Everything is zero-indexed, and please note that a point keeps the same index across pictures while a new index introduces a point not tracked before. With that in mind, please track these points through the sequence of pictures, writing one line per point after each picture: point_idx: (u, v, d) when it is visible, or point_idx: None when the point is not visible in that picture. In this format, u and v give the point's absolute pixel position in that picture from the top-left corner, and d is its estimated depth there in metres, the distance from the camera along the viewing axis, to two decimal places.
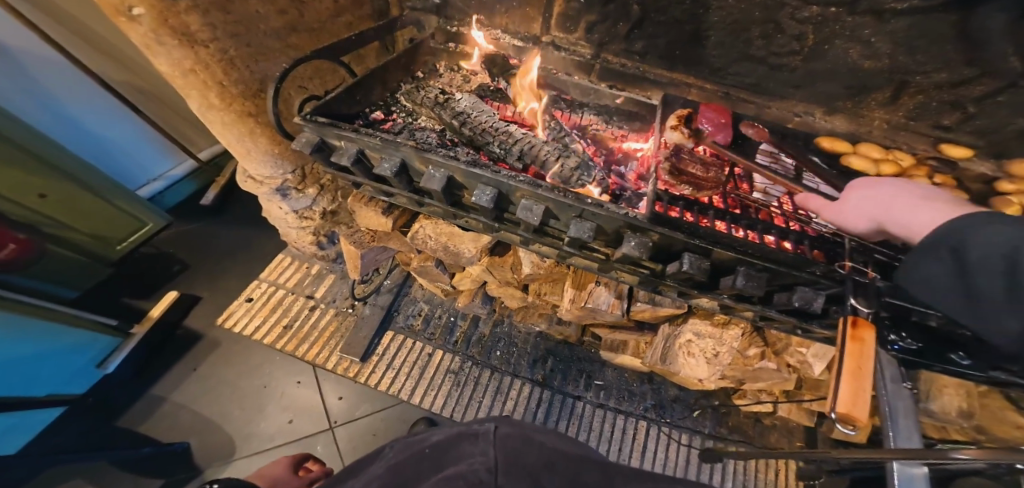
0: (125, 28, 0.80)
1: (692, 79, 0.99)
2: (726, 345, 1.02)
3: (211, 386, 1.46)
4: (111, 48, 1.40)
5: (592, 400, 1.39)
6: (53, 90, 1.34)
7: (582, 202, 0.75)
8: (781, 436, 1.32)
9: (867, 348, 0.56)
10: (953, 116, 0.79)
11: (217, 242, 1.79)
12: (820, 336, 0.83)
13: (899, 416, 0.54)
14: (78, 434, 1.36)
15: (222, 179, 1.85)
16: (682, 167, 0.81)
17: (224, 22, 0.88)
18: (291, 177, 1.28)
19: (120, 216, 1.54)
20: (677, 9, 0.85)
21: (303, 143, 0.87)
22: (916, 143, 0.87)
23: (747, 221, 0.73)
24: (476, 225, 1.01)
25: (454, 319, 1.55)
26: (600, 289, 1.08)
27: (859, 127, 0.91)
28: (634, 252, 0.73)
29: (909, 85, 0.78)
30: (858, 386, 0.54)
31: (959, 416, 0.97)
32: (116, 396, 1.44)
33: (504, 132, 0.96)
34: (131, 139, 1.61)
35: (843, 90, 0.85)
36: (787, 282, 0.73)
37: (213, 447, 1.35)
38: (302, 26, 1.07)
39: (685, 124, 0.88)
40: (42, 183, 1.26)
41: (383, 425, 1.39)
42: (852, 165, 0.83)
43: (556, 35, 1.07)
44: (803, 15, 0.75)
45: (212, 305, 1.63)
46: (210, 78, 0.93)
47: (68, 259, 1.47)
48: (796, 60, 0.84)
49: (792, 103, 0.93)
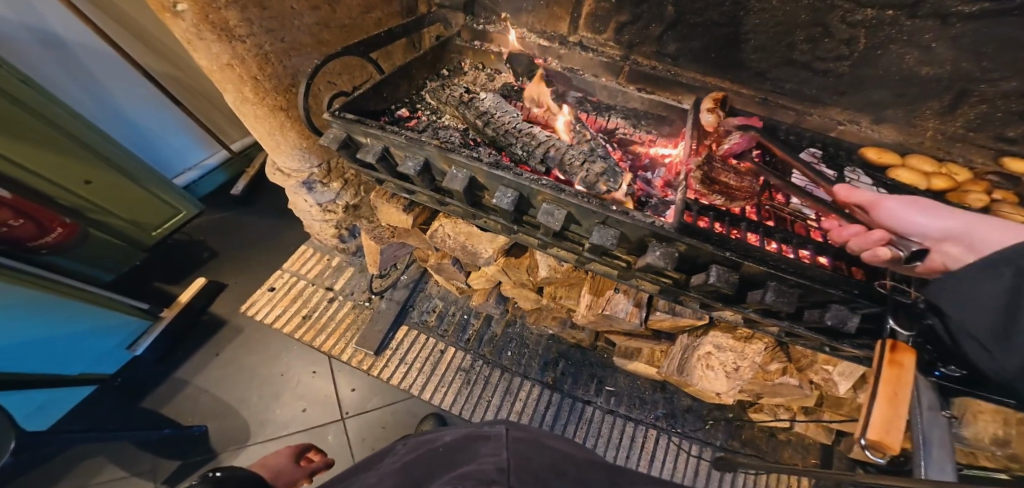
0: (169, 24, 0.82)
1: (727, 83, 0.96)
2: (748, 360, 0.99)
3: (231, 373, 1.50)
4: (155, 41, 1.44)
5: (602, 406, 1.37)
6: (103, 83, 1.41)
7: (607, 208, 0.73)
8: (796, 452, 1.28)
9: (906, 373, 0.53)
10: (1019, 127, 0.74)
11: (242, 231, 1.83)
12: (849, 355, 0.80)
13: (933, 444, 0.51)
14: (106, 412, 1.42)
15: (251, 170, 1.89)
16: (714, 176, 0.76)
17: (260, 17, 0.90)
18: (317, 171, 1.29)
19: (156, 203, 1.59)
20: (716, 11, 0.83)
21: (330, 139, 0.89)
22: (973, 155, 0.83)
23: (781, 234, 0.71)
24: (495, 226, 1.00)
25: (467, 317, 1.56)
26: (619, 296, 1.07)
27: (909, 137, 0.87)
28: (659, 262, 0.71)
29: (972, 93, 0.73)
30: (892, 412, 0.52)
31: (993, 444, 0.92)
32: (142, 378, 1.49)
33: (527, 133, 0.95)
34: (170, 131, 1.66)
35: (893, 98, 0.82)
36: (820, 300, 0.71)
37: (228, 432, 1.39)
38: (334, 22, 1.09)
39: (721, 108, 0.91)
40: (86, 169, 1.33)
41: (392, 418, 1.41)
42: (901, 179, 0.82)
43: (584, 35, 1.05)
44: (855, 19, 0.72)
45: (235, 292, 1.67)
46: (246, 73, 0.94)
47: (109, 244, 1.53)
48: (843, 65, 0.81)
49: (835, 111, 0.90)
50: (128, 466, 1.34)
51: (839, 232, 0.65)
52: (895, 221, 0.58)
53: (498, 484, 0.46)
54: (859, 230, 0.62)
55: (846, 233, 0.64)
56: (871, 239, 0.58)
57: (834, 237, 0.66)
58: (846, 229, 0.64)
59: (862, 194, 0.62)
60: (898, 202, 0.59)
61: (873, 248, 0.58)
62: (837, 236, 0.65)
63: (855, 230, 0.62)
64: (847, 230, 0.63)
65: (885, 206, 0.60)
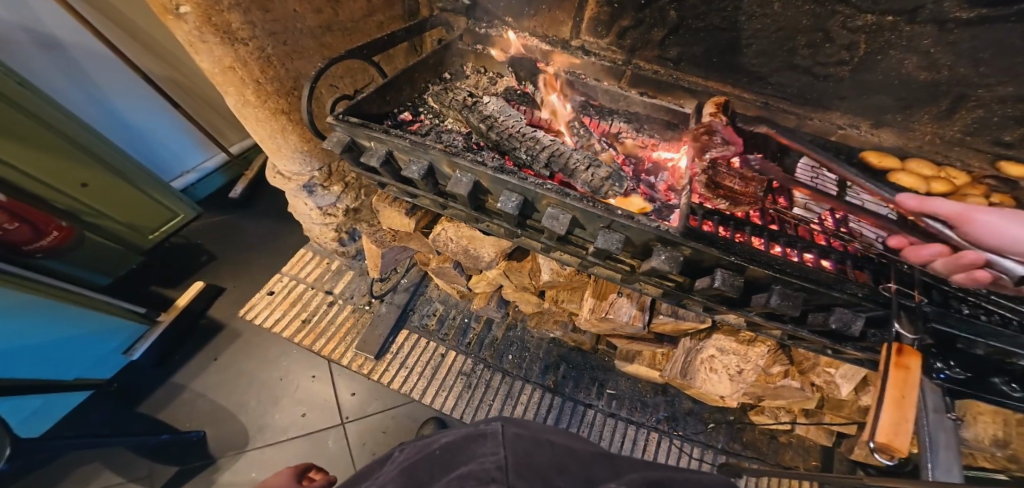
0: (171, 26, 0.81)
1: (728, 87, 0.97)
2: (751, 363, 1.00)
3: (229, 377, 1.48)
4: (153, 42, 1.43)
5: (603, 409, 1.37)
6: (100, 84, 1.39)
7: (613, 213, 0.73)
8: (797, 454, 1.29)
9: (912, 376, 0.54)
10: (1015, 132, 0.75)
11: (241, 234, 1.82)
12: (851, 357, 0.81)
13: (940, 447, 0.51)
14: (102, 417, 1.40)
15: (250, 173, 1.88)
16: (718, 180, 0.78)
17: (263, 20, 0.89)
18: (318, 174, 1.29)
19: (153, 206, 1.58)
20: (717, 15, 0.83)
21: (334, 142, 0.88)
22: (971, 159, 0.84)
23: (786, 238, 0.71)
24: (498, 230, 1.00)
25: (468, 320, 1.55)
26: (622, 300, 1.07)
27: (908, 141, 0.88)
28: (664, 266, 0.71)
29: (968, 98, 0.74)
30: (900, 415, 0.52)
31: (993, 445, 0.93)
32: (138, 383, 1.47)
33: (531, 138, 0.95)
34: (168, 133, 1.65)
35: (893, 102, 0.83)
36: (824, 303, 0.71)
37: (227, 437, 1.37)
38: (336, 25, 1.08)
39: (723, 111, 0.92)
40: (80, 170, 1.31)
41: (393, 422, 1.40)
42: (902, 182, 0.82)
43: (586, 39, 1.06)
44: (855, 24, 0.73)
45: (233, 296, 1.65)
46: (247, 76, 0.94)
47: (105, 247, 1.52)
48: (843, 70, 0.82)
49: (835, 115, 0.91)
50: (125, 471, 1.32)
51: (915, 251, 0.64)
52: (979, 231, 0.57)
53: (499, 483, 0.46)
54: (939, 251, 0.61)
55: (923, 253, 0.63)
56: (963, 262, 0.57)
57: (908, 257, 0.64)
58: (926, 248, 0.63)
59: (940, 205, 0.61)
60: (989, 212, 0.57)
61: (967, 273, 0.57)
62: (912, 256, 0.64)
63: (936, 249, 0.61)
64: (926, 250, 0.62)
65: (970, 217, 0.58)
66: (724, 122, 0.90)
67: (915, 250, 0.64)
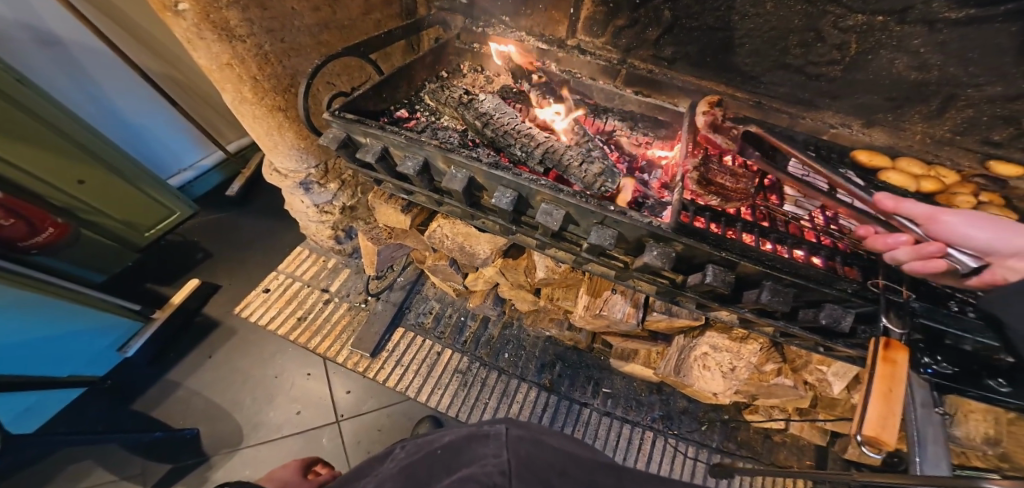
0: (170, 23, 0.82)
1: (722, 87, 0.98)
2: (744, 360, 1.00)
3: (224, 375, 1.48)
4: (153, 41, 1.44)
5: (598, 408, 1.37)
6: (98, 82, 1.39)
7: (606, 208, 0.74)
8: (791, 454, 1.29)
9: (899, 371, 0.54)
10: (1004, 132, 0.76)
11: (238, 232, 1.81)
12: (842, 354, 0.81)
13: (928, 442, 0.51)
14: (95, 415, 1.40)
15: (248, 171, 1.88)
16: (710, 178, 0.77)
17: (261, 17, 0.90)
18: (314, 172, 1.29)
19: (151, 204, 1.58)
20: (711, 15, 0.84)
21: (329, 139, 0.88)
22: (961, 158, 0.85)
23: (776, 234, 0.72)
24: (493, 226, 1.00)
25: (464, 319, 1.55)
26: (616, 297, 1.07)
27: (899, 140, 0.89)
28: (656, 262, 0.71)
29: (958, 98, 0.75)
30: (887, 409, 0.52)
31: (984, 443, 0.93)
32: (131, 381, 1.46)
33: (526, 135, 0.95)
34: (165, 131, 1.65)
35: (884, 102, 0.84)
36: (814, 299, 0.72)
37: (222, 435, 1.37)
38: (334, 23, 1.09)
39: (717, 110, 0.92)
40: (81, 169, 1.32)
41: (388, 421, 1.39)
42: (891, 181, 0.83)
43: (582, 38, 1.07)
44: (846, 24, 0.73)
45: (229, 294, 1.65)
46: (245, 73, 0.94)
47: (100, 245, 1.51)
48: (835, 70, 0.83)
49: (827, 114, 0.92)
50: (118, 469, 1.32)
51: (877, 239, 0.63)
52: (951, 234, 0.58)
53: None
54: (906, 240, 0.60)
55: (888, 241, 0.62)
56: (930, 250, 0.57)
57: (873, 245, 0.63)
58: (889, 237, 0.62)
59: (916, 206, 0.61)
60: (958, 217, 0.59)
61: (931, 262, 0.58)
62: (877, 244, 0.63)
63: (900, 238, 0.60)
64: (891, 239, 0.61)
65: (944, 220, 0.59)
66: (719, 119, 0.90)
67: (878, 239, 0.63)
